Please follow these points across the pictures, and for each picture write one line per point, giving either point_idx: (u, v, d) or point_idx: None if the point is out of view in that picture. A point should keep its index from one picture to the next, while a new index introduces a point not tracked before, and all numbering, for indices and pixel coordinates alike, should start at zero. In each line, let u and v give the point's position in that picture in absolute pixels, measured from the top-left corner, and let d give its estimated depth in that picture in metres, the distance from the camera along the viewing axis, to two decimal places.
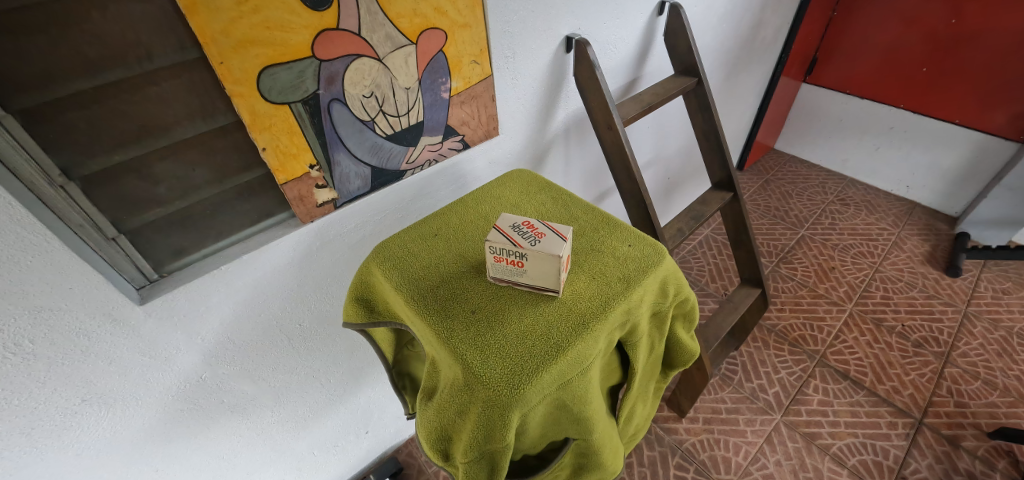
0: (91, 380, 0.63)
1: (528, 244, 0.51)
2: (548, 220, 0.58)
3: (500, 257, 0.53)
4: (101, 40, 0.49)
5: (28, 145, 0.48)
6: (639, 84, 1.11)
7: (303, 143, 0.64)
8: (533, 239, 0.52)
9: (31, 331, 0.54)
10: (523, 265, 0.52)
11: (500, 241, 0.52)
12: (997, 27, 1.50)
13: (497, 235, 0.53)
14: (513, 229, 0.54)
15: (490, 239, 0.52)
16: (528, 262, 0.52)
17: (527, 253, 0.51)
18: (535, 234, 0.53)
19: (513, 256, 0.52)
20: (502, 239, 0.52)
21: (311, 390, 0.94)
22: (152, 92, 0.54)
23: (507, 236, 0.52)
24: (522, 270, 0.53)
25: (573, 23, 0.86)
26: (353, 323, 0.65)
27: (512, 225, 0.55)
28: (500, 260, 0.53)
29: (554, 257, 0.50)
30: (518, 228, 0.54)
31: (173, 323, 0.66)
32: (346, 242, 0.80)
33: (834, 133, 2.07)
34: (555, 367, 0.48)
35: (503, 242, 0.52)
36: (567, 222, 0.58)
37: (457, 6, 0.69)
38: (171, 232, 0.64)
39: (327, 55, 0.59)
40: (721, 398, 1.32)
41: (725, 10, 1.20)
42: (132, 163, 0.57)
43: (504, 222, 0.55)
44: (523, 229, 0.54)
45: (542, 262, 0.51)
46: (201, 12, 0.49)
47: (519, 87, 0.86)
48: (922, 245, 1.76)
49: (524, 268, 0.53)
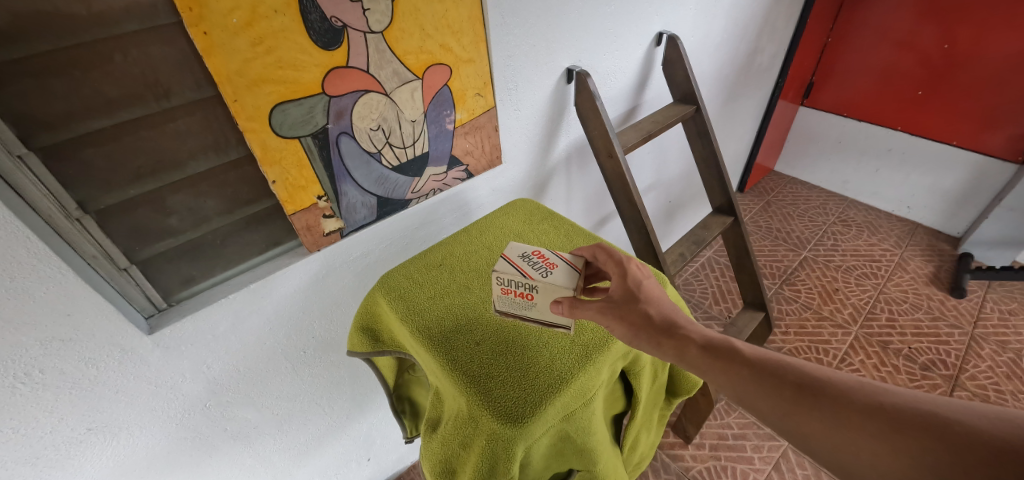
0: (97, 409, 0.63)
1: (538, 276, 0.52)
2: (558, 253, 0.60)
3: (509, 288, 0.53)
4: (122, 81, 0.51)
5: (48, 180, 0.51)
6: (638, 112, 1.14)
7: (311, 175, 0.66)
8: (544, 270, 0.53)
9: (40, 361, 0.55)
10: (532, 297, 0.53)
11: (510, 272, 0.52)
12: (990, 52, 1.53)
13: (506, 265, 0.54)
14: (522, 260, 0.55)
15: (502, 270, 0.53)
16: (538, 295, 0.52)
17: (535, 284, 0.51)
18: (545, 265, 0.54)
19: (523, 288, 0.53)
20: (512, 269, 0.53)
21: (314, 417, 0.93)
22: (169, 129, 0.56)
23: (517, 266, 0.53)
24: (531, 303, 0.54)
25: (573, 56, 0.89)
26: (358, 351, 0.65)
27: (522, 254, 0.56)
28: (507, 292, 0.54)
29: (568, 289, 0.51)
30: (527, 258, 0.56)
31: (182, 352, 0.67)
32: (352, 269, 0.80)
33: (833, 155, 2.09)
34: (560, 399, 0.48)
35: (514, 273, 0.52)
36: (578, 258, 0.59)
37: (462, 43, 0.72)
38: (181, 261, 0.66)
39: (336, 91, 0.62)
40: (727, 424, 1.30)
41: (721, 39, 1.24)
42: (147, 196, 0.59)
43: (513, 252, 0.56)
44: (532, 258, 0.56)
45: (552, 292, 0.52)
46: (218, 54, 0.52)
47: (520, 117, 0.88)
48: (927, 266, 1.75)
49: (534, 301, 0.53)
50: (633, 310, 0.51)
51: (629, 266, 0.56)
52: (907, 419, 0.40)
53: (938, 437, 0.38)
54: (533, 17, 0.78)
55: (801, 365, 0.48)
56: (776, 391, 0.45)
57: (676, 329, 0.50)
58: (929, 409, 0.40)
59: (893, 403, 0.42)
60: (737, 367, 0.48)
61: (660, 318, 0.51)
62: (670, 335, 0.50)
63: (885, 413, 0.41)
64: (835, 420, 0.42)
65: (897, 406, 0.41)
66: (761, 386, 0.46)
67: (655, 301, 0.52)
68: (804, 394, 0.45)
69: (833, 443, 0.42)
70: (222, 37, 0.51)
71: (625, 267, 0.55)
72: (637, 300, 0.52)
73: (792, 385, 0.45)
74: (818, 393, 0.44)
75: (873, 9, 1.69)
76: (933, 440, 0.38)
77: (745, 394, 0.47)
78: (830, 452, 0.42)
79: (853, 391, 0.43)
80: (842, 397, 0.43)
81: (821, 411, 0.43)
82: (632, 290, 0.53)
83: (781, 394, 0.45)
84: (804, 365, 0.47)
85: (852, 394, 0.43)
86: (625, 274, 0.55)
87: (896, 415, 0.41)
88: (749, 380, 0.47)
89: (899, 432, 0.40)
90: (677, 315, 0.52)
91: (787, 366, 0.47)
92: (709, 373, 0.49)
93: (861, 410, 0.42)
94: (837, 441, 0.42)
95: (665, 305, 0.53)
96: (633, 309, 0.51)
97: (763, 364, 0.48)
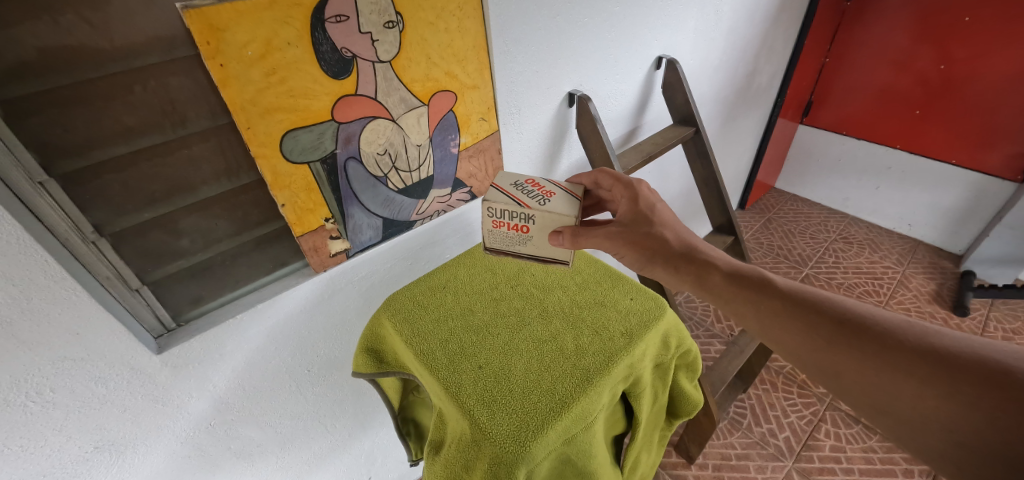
0: (106, 427, 0.64)
1: (536, 206, 0.59)
2: (549, 181, 0.69)
3: (509, 221, 0.62)
4: (140, 110, 0.53)
5: (66, 205, 0.52)
6: (639, 132, 1.16)
7: (320, 199, 0.68)
8: (539, 199, 0.61)
9: (53, 380, 0.56)
10: (529, 230, 0.62)
11: (511, 203, 0.60)
12: (986, 72, 1.54)
13: (504, 192, 0.62)
14: (518, 189, 0.63)
15: (505, 202, 0.60)
16: (534, 227, 0.62)
17: (534, 213, 0.59)
18: (540, 193, 0.63)
19: (520, 220, 0.61)
20: (510, 200, 0.60)
21: (317, 435, 0.93)
22: (183, 155, 0.58)
23: (516, 196, 0.61)
24: (528, 236, 0.64)
25: (575, 81, 0.91)
26: (362, 373, 0.66)
27: (515, 183, 0.65)
28: (507, 222, 0.62)
29: (571, 219, 0.59)
30: (521, 186, 0.64)
31: (189, 370, 0.68)
32: (356, 289, 0.82)
33: (833, 172, 2.11)
34: (561, 422, 0.49)
35: (514, 204, 0.60)
36: (576, 185, 0.72)
37: (466, 70, 0.74)
38: (191, 281, 0.67)
39: (345, 118, 0.64)
40: (730, 443, 1.29)
41: (719, 62, 1.26)
42: (160, 219, 0.60)
43: (507, 182, 0.65)
44: (527, 188, 0.64)
45: (552, 222, 0.60)
46: (233, 84, 0.54)
47: (523, 139, 0.91)
48: (929, 284, 1.76)
49: (530, 233, 0.63)
50: (648, 232, 0.64)
51: (641, 191, 0.68)
52: (944, 358, 0.45)
53: (975, 376, 0.43)
54: (536, 45, 0.80)
55: (844, 304, 0.54)
56: (808, 324, 0.53)
57: (697, 254, 0.63)
58: (967, 350, 0.45)
59: (943, 346, 0.47)
60: (771, 299, 0.57)
61: (674, 240, 0.64)
62: (688, 260, 0.62)
63: (934, 354, 0.46)
64: (867, 356, 0.49)
65: (944, 348, 0.46)
66: (796, 319, 0.54)
67: (669, 224, 0.65)
68: (837, 329, 0.51)
69: (868, 378, 0.49)
70: (237, 68, 0.53)
71: (636, 191, 0.68)
72: (653, 223, 0.65)
73: (827, 319, 0.53)
74: (858, 329, 0.51)
75: (870, 29, 1.73)
76: (978, 384, 0.43)
77: (780, 325, 0.55)
78: (863, 387, 0.49)
79: (891, 329, 0.49)
80: (879, 335, 0.49)
81: (852, 346, 0.50)
82: (643, 214, 0.66)
83: (817, 328, 0.52)
84: (843, 303, 0.54)
85: (897, 334, 0.49)
86: (636, 197, 0.68)
87: (944, 356, 0.46)
88: (780, 311, 0.55)
89: (945, 373, 0.45)
90: (690, 236, 0.65)
91: (825, 302, 0.54)
92: (744, 301, 0.59)
93: (896, 347, 0.48)
94: (872, 375, 0.48)
95: (677, 229, 0.65)
96: (645, 230, 0.65)
97: (798, 298, 0.56)
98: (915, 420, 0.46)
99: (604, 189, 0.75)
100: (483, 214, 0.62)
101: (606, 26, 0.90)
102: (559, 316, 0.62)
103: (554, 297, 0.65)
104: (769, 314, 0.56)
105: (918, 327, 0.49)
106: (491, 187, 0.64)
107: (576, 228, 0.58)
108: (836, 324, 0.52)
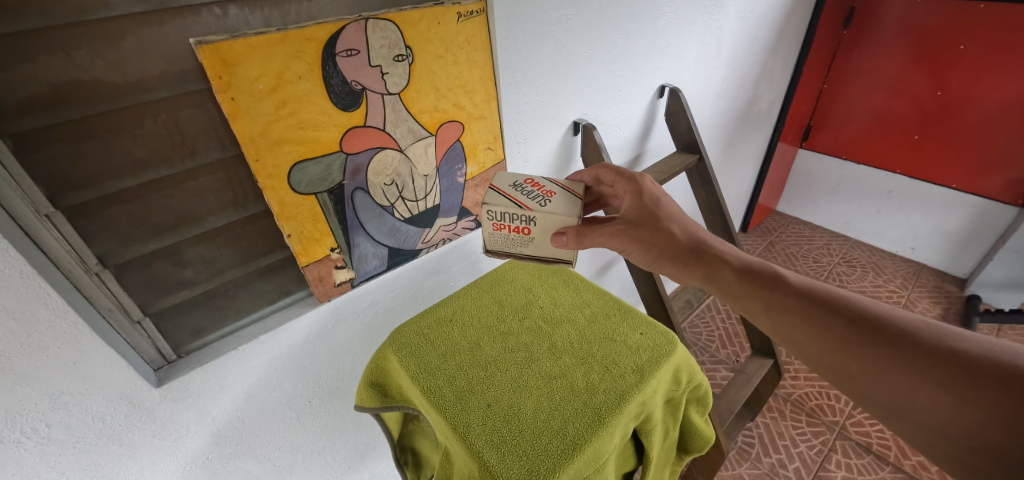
0: (99, 462, 0.62)
1: (536, 207, 0.60)
2: (548, 180, 0.69)
3: (511, 224, 0.62)
4: (151, 143, 0.53)
5: (72, 238, 0.52)
6: (643, 159, 1.16)
7: (326, 229, 0.67)
8: (540, 200, 0.62)
9: (48, 416, 0.55)
10: (530, 232, 0.63)
11: (511, 206, 0.61)
12: (982, 97, 1.57)
13: (506, 197, 0.62)
14: (518, 190, 0.64)
15: (505, 205, 0.61)
16: (535, 228, 0.62)
17: (536, 214, 0.60)
18: (541, 194, 0.63)
19: (522, 221, 0.62)
20: (511, 202, 0.61)
21: (317, 469, 0.90)
22: (191, 186, 0.58)
23: (515, 199, 0.62)
24: (530, 238, 0.64)
25: (579, 109, 0.92)
26: (366, 407, 0.64)
27: (512, 182, 0.66)
28: (509, 224, 0.63)
29: (572, 219, 0.59)
30: (518, 185, 0.65)
31: (187, 403, 0.66)
32: (359, 317, 0.81)
33: (834, 196, 2.12)
34: (573, 465, 0.48)
35: (513, 205, 0.61)
36: (575, 182, 0.71)
37: (474, 101, 0.75)
38: (193, 312, 0.66)
39: (353, 149, 0.64)
40: (739, 474, 1.26)
41: (720, 90, 1.28)
42: (165, 250, 0.60)
43: (503, 182, 0.66)
44: (526, 187, 0.65)
45: (554, 224, 0.60)
46: (243, 117, 0.54)
47: (529, 168, 0.91)
48: (934, 309, 1.74)
49: (532, 235, 0.63)
50: (654, 227, 0.63)
51: (644, 185, 0.66)
52: (965, 363, 0.44)
53: (994, 382, 0.42)
54: (542, 76, 0.81)
55: (860, 302, 0.53)
56: (822, 324, 0.52)
57: (706, 250, 0.62)
58: (988, 354, 0.44)
59: (963, 350, 0.45)
60: (783, 296, 0.56)
61: (682, 234, 0.63)
62: (698, 257, 0.62)
63: (952, 358, 0.45)
64: (881, 357, 0.48)
65: (963, 352, 0.45)
66: (808, 316, 0.53)
67: (677, 219, 0.64)
68: (851, 329, 0.51)
69: (881, 380, 0.48)
70: (247, 101, 0.54)
71: (640, 185, 0.66)
72: (659, 217, 0.64)
73: (841, 318, 0.52)
74: (873, 328, 0.50)
75: (866, 55, 1.76)
76: (997, 391, 0.42)
77: (792, 322, 0.54)
78: (876, 389, 0.48)
79: (908, 329, 0.49)
80: (895, 335, 0.48)
81: (868, 348, 0.49)
82: (647, 209, 0.65)
83: (830, 326, 0.52)
84: (859, 301, 0.53)
85: (914, 335, 0.48)
86: (641, 192, 0.66)
87: (964, 360, 0.44)
88: (793, 309, 0.55)
89: (964, 377, 0.44)
90: (697, 229, 0.65)
91: (839, 300, 0.54)
92: (755, 298, 0.58)
93: (912, 350, 0.47)
94: (886, 377, 0.47)
95: (686, 223, 0.64)
96: (653, 224, 0.63)
97: (811, 296, 0.55)
98: (930, 426, 0.45)
99: (606, 186, 0.73)
100: (483, 218, 0.62)
101: (611, 57, 0.91)
102: (568, 351, 0.61)
103: (563, 331, 0.64)
104: (782, 311, 0.56)
105: (935, 329, 0.48)
106: (490, 189, 0.64)
107: (579, 228, 0.59)
108: (852, 323, 0.51)
